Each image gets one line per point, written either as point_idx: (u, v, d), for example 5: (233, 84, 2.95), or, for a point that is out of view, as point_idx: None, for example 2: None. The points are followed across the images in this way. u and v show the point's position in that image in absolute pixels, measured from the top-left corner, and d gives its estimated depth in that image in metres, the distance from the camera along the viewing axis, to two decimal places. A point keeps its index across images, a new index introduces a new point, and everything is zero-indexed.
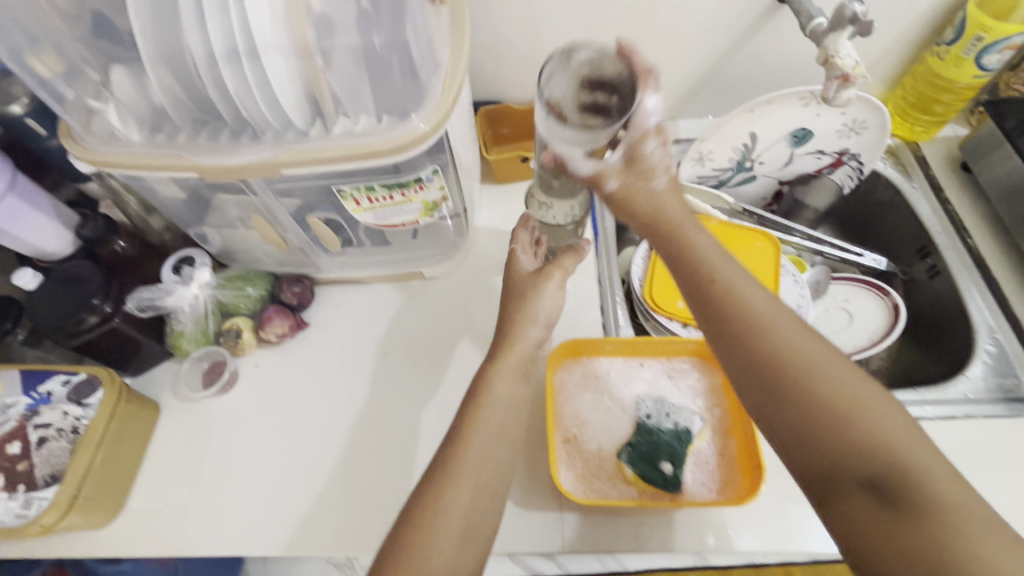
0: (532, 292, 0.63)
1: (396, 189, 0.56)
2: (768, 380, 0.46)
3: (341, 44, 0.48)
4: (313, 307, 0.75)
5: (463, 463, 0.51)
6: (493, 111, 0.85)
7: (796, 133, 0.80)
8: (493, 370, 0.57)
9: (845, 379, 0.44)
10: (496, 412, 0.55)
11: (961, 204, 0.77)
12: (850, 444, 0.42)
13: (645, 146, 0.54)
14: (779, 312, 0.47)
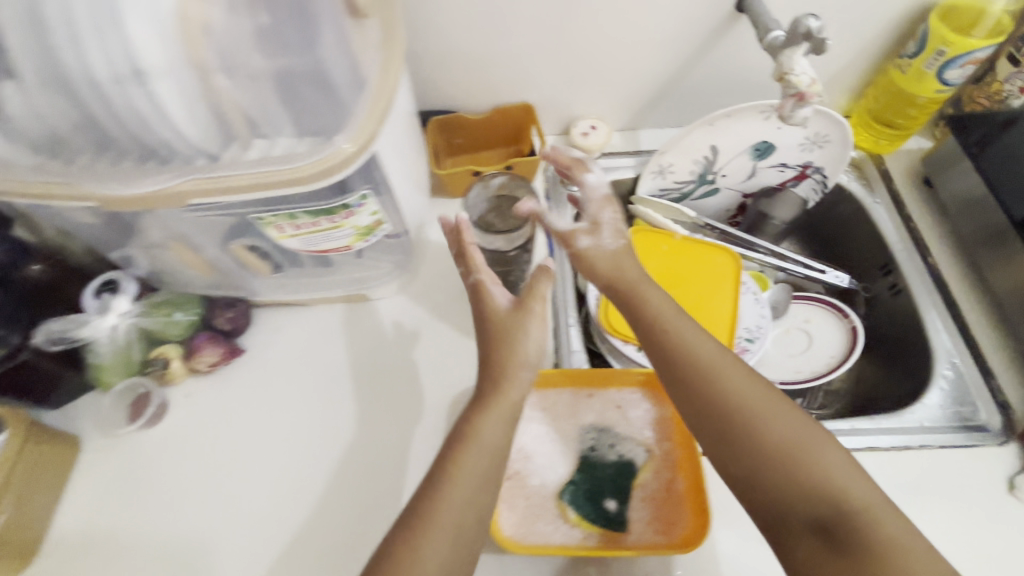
0: (517, 331, 0.54)
1: (321, 215, 0.52)
2: (722, 431, 0.49)
3: (248, 64, 0.43)
4: (250, 331, 0.71)
5: (440, 515, 0.46)
6: (446, 121, 0.80)
7: (757, 146, 0.77)
8: (481, 412, 0.51)
9: (789, 426, 0.48)
10: (481, 460, 0.49)
11: (924, 221, 0.75)
12: (797, 488, 0.46)
13: (603, 211, 0.60)
14: (728, 362, 0.51)
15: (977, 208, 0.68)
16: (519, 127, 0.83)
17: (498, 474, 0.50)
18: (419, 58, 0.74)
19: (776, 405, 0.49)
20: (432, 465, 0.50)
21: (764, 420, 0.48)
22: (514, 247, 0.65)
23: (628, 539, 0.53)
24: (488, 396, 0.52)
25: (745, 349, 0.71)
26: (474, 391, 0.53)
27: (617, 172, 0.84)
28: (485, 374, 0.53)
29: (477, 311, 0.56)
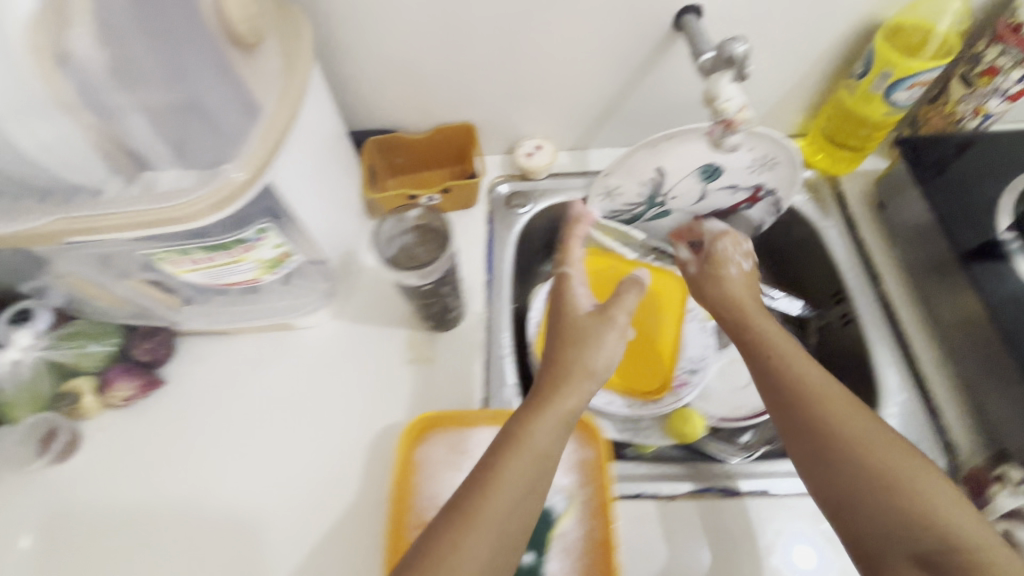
0: (592, 338, 0.52)
1: (215, 251, 0.50)
2: (817, 449, 0.48)
3: (121, 102, 0.42)
4: (172, 362, 0.68)
5: (480, 518, 0.42)
6: (385, 142, 0.77)
7: (705, 168, 0.74)
8: (537, 415, 0.48)
9: (893, 452, 0.45)
10: (531, 463, 0.45)
11: (877, 247, 0.72)
12: (898, 514, 0.43)
13: (718, 244, 0.68)
14: (829, 386, 0.50)
15: (923, 236, 0.66)
16: (462, 147, 0.80)
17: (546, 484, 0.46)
18: (352, 79, 0.72)
19: (883, 432, 0.47)
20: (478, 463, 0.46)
21: (866, 442, 0.46)
22: (430, 282, 0.56)
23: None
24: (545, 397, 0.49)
25: (686, 381, 0.68)
26: (531, 396, 0.50)
27: (565, 194, 0.82)
28: (545, 381, 0.51)
29: (557, 318, 0.56)
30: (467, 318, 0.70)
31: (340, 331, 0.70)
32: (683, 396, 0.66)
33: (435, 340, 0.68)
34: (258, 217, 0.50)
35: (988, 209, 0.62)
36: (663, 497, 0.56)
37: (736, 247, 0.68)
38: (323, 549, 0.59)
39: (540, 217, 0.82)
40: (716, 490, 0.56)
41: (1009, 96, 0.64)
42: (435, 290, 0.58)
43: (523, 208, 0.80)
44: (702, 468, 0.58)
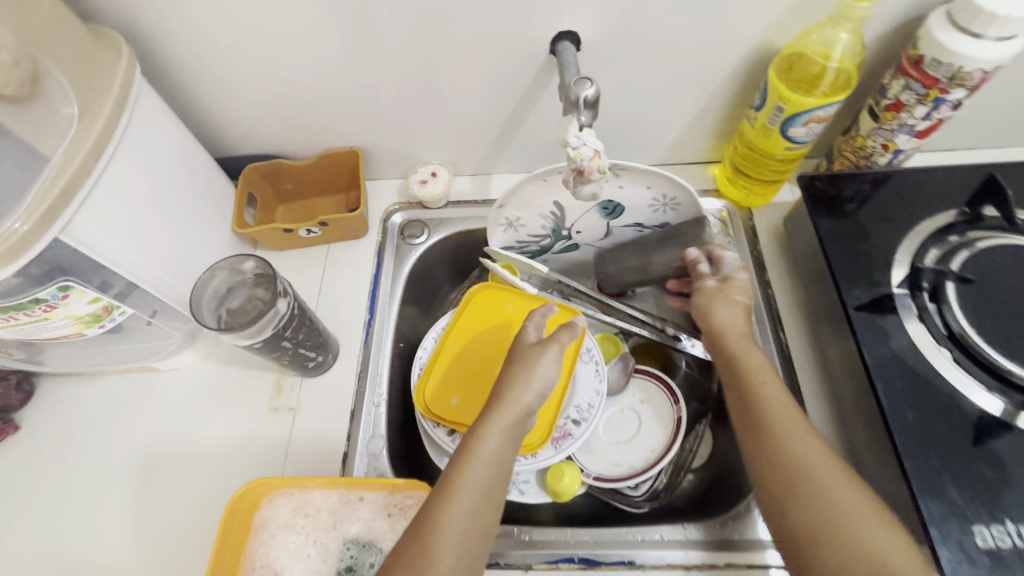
0: (529, 361, 0.55)
1: (11, 312, 0.46)
2: (785, 482, 0.47)
3: None
4: (28, 406, 0.65)
5: (448, 526, 0.44)
6: (266, 169, 0.73)
7: (604, 206, 0.68)
8: (487, 423, 0.51)
9: (846, 486, 0.45)
10: (483, 472, 0.48)
11: (782, 287, 0.68)
12: (848, 548, 0.43)
13: (740, 277, 0.61)
14: (798, 423, 0.49)
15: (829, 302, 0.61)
16: (353, 174, 0.76)
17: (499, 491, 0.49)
18: (219, 106, 0.67)
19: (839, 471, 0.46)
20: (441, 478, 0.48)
21: (825, 480, 0.46)
22: (261, 338, 0.53)
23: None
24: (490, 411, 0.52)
25: (568, 433, 0.64)
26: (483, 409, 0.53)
27: (464, 224, 0.77)
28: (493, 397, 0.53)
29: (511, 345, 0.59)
30: (341, 361, 0.66)
31: (207, 373, 0.67)
32: (562, 450, 0.62)
33: (303, 386, 0.65)
34: (60, 274, 0.47)
35: (885, 260, 0.58)
36: (520, 569, 0.54)
37: (748, 287, 0.61)
38: None
39: (438, 247, 0.77)
40: (578, 559, 0.54)
41: (916, 133, 0.59)
42: (272, 345, 0.55)
43: (417, 238, 0.76)
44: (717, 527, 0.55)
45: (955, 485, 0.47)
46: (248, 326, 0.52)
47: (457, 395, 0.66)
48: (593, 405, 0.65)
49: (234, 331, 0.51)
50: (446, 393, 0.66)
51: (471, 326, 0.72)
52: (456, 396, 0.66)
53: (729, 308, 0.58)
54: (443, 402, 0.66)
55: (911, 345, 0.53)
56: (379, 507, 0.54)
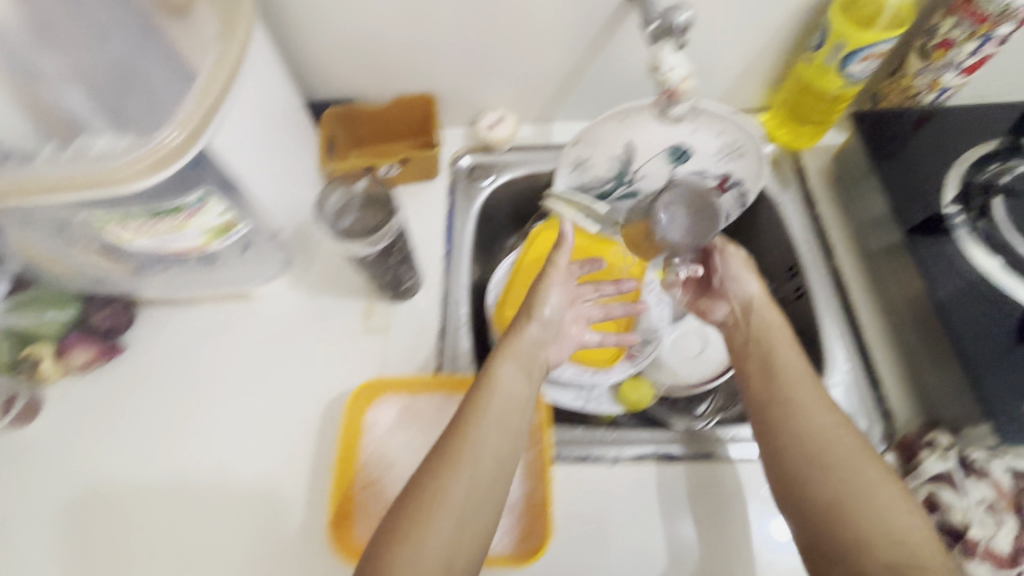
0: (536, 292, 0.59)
1: (159, 216, 0.50)
2: (801, 452, 0.52)
3: (63, 69, 0.47)
4: (131, 330, 0.69)
5: (470, 451, 0.48)
6: (343, 112, 0.76)
7: (674, 150, 0.74)
8: (499, 360, 0.54)
9: (860, 454, 0.51)
10: (500, 406, 0.51)
11: (832, 219, 0.73)
12: (859, 516, 0.48)
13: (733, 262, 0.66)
14: (814, 397, 0.55)
15: (878, 226, 0.67)
16: (423, 118, 0.79)
17: (518, 423, 0.51)
18: (305, 48, 0.71)
19: (848, 444, 0.52)
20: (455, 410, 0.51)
21: (834, 450, 0.52)
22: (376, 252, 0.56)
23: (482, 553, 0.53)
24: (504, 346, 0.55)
25: (639, 351, 0.69)
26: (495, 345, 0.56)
27: (527, 167, 0.81)
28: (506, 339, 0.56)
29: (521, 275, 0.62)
30: (425, 289, 0.71)
31: (298, 302, 0.71)
32: (635, 364, 0.68)
33: (391, 310, 0.69)
34: (200, 183, 0.51)
35: (936, 183, 0.63)
36: (608, 462, 0.58)
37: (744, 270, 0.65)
38: (275, 513, 0.60)
39: (503, 189, 0.81)
40: (659, 456, 0.59)
41: (963, 69, 0.65)
42: (383, 259, 0.59)
43: (483, 180, 0.80)
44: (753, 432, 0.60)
45: (1010, 370, 0.53)
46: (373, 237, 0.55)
47: None
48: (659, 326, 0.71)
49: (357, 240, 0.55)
50: None
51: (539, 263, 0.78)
52: None
53: (746, 290, 0.64)
54: None
55: (964, 256, 0.59)
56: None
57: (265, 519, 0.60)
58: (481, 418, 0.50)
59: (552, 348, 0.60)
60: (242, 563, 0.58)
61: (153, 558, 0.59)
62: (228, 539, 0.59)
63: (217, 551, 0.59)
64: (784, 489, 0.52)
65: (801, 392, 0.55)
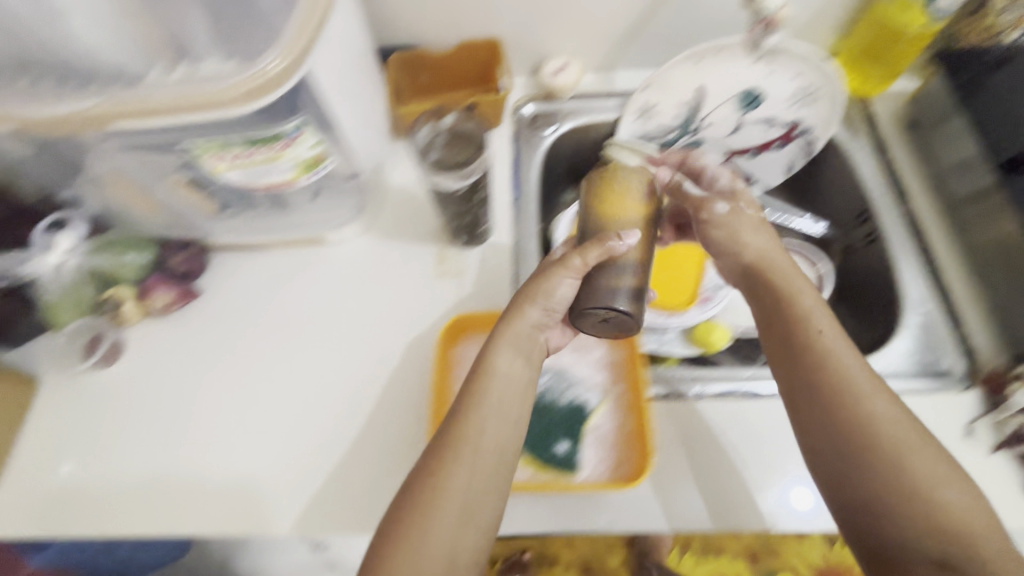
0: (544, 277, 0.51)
1: (258, 145, 0.50)
2: (845, 440, 0.46)
3: None
4: (205, 275, 0.70)
5: (468, 442, 0.47)
6: (408, 59, 0.76)
7: (746, 94, 0.74)
8: (498, 343, 0.51)
9: (900, 430, 0.45)
10: (496, 391, 0.49)
11: (905, 165, 0.73)
12: (910, 510, 0.43)
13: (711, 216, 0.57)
14: (858, 374, 0.47)
15: (968, 167, 0.67)
16: (486, 65, 0.78)
17: (520, 405, 0.50)
18: None
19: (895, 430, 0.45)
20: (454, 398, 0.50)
21: (882, 435, 0.45)
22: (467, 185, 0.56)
23: (584, 477, 0.55)
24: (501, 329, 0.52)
25: (711, 296, 0.68)
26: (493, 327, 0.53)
27: (588, 117, 0.80)
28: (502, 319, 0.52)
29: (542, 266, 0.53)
30: (496, 234, 0.71)
31: (368, 248, 0.71)
32: (709, 310, 0.67)
33: (463, 255, 0.69)
34: (296, 111, 0.50)
35: None
36: (690, 399, 0.58)
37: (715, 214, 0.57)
38: (361, 449, 0.61)
39: (565, 138, 0.81)
40: (740, 393, 0.59)
41: None
42: (469, 196, 0.59)
43: (546, 129, 0.79)
44: None
45: None
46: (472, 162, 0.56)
47: None
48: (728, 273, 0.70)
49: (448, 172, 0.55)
50: None
51: None
52: None
53: (747, 244, 0.54)
54: None
55: None
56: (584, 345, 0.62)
57: (349, 455, 0.61)
58: (479, 403, 0.48)
59: (556, 330, 0.55)
60: (329, 498, 0.59)
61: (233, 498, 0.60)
62: (314, 474, 0.60)
63: (303, 486, 0.60)
64: (827, 479, 0.47)
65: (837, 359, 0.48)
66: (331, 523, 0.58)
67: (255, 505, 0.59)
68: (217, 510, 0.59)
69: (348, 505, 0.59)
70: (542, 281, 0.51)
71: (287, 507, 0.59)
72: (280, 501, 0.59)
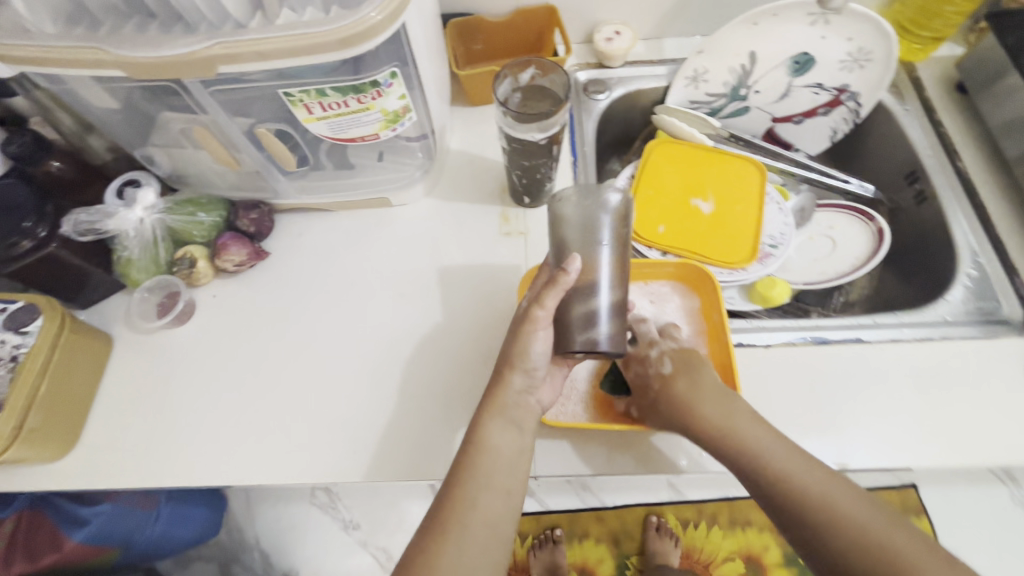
0: (522, 337, 0.54)
1: (350, 94, 0.52)
2: (820, 532, 0.45)
3: None
4: (273, 236, 0.71)
5: (460, 514, 0.47)
6: (466, 24, 0.77)
7: (797, 58, 0.74)
8: (486, 418, 0.52)
9: (862, 508, 0.45)
10: (491, 465, 0.50)
11: (953, 127, 0.75)
12: None
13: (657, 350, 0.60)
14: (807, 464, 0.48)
15: (1017, 126, 0.68)
16: (540, 32, 0.79)
17: (518, 480, 0.50)
18: None
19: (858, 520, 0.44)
20: (446, 475, 0.50)
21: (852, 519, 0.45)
22: (546, 138, 0.59)
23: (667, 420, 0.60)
24: (483, 405, 0.53)
25: (769, 255, 0.71)
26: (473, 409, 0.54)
27: (639, 83, 0.81)
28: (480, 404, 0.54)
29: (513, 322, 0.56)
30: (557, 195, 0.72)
31: (432, 210, 0.73)
32: (769, 265, 0.70)
33: (527, 216, 0.71)
34: (387, 62, 0.52)
35: None
36: (760, 347, 0.62)
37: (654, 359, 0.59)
38: (437, 401, 0.62)
39: (617, 105, 0.82)
40: (809, 340, 0.63)
41: None
42: (549, 147, 0.61)
43: (600, 94, 0.80)
44: (899, 320, 0.64)
45: None
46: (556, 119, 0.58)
47: (663, 224, 0.71)
48: (785, 232, 0.73)
49: (533, 123, 0.58)
50: (652, 222, 0.71)
51: (662, 173, 0.74)
52: (661, 224, 0.71)
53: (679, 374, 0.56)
54: (650, 230, 0.71)
55: None
56: (663, 295, 0.66)
57: (423, 407, 0.61)
58: (477, 477, 0.49)
59: (545, 387, 0.57)
60: (407, 447, 0.60)
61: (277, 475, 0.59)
62: (347, 461, 0.59)
63: (380, 436, 0.60)
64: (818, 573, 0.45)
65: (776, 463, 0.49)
66: (412, 468, 0.59)
67: (334, 454, 0.60)
68: (297, 461, 0.60)
69: (427, 452, 0.59)
70: (517, 340, 0.54)
71: (367, 455, 0.60)
72: (357, 452, 0.60)
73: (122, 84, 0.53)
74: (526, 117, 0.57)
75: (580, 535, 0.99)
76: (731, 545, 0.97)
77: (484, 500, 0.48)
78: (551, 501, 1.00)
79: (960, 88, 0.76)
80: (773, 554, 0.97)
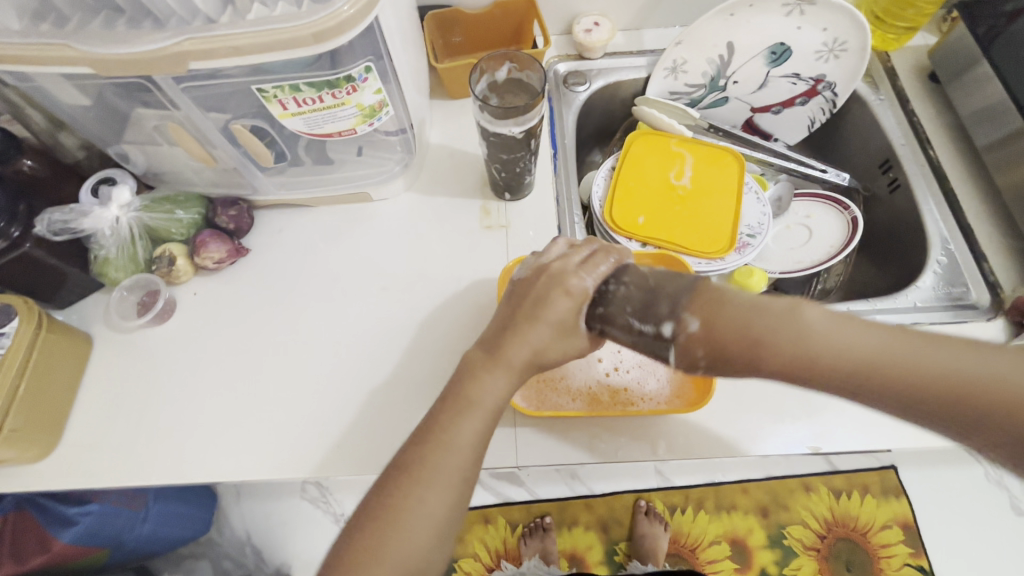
0: (544, 324, 0.45)
1: (325, 89, 0.52)
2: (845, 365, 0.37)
3: None
4: (252, 232, 0.71)
5: (434, 466, 0.41)
6: (444, 17, 0.76)
7: (773, 48, 0.74)
8: (481, 369, 0.45)
9: (852, 331, 0.38)
10: (478, 424, 0.43)
11: (926, 115, 0.76)
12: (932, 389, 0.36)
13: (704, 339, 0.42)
14: (788, 310, 0.39)
15: (987, 116, 0.69)
16: (519, 23, 0.79)
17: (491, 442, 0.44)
18: None
19: (853, 336, 0.38)
20: (420, 422, 0.44)
21: (864, 348, 0.37)
22: (523, 132, 0.59)
23: (640, 404, 0.60)
24: (491, 352, 0.45)
25: (747, 244, 0.72)
26: (470, 353, 0.47)
27: (619, 74, 0.82)
28: (486, 345, 0.46)
29: (543, 290, 0.47)
30: (538, 188, 0.73)
31: (413, 204, 0.73)
32: (747, 254, 0.70)
33: (507, 209, 0.72)
34: (361, 57, 0.51)
35: None
36: None
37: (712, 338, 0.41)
38: (420, 392, 0.62)
39: (596, 96, 0.83)
40: None
41: None
42: (526, 141, 0.61)
43: (579, 87, 0.81)
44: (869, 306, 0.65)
45: None
46: (533, 114, 0.58)
47: (644, 215, 0.72)
48: (765, 221, 0.73)
49: (510, 117, 0.58)
50: (632, 213, 0.72)
51: (641, 164, 0.75)
52: (641, 215, 0.71)
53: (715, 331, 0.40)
54: (630, 221, 0.71)
55: None
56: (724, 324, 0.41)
57: (406, 398, 0.62)
58: (458, 437, 0.42)
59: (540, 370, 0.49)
60: (392, 440, 0.60)
61: (258, 468, 0.60)
62: (330, 452, 0.60)
63: (364, 429, 0.61)
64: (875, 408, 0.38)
65: (844, 355, 0.38)
66: None
67: (318, 447, 0.60)
68: (281, 455, 0.60)
69: None
70: (544, 320, 0.45)
71: (353, 448, 0.60)
72: (341, 445, 0.60)
73: (92, 79, 0.52)
74: (501, 112, 0.57)
75: (570, 522, 1.01)
76: (716, 528, 0.98)
77: (459, 449, 0.42)
78: (540, 490, 1.01)
79: (933, 77, 0.78)
80: (757, 536, 0.97)
